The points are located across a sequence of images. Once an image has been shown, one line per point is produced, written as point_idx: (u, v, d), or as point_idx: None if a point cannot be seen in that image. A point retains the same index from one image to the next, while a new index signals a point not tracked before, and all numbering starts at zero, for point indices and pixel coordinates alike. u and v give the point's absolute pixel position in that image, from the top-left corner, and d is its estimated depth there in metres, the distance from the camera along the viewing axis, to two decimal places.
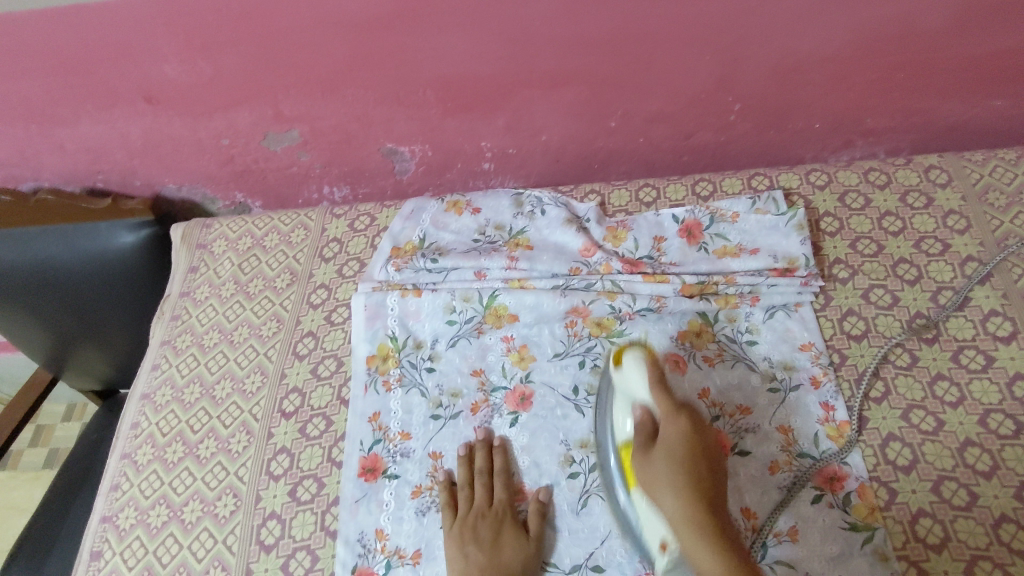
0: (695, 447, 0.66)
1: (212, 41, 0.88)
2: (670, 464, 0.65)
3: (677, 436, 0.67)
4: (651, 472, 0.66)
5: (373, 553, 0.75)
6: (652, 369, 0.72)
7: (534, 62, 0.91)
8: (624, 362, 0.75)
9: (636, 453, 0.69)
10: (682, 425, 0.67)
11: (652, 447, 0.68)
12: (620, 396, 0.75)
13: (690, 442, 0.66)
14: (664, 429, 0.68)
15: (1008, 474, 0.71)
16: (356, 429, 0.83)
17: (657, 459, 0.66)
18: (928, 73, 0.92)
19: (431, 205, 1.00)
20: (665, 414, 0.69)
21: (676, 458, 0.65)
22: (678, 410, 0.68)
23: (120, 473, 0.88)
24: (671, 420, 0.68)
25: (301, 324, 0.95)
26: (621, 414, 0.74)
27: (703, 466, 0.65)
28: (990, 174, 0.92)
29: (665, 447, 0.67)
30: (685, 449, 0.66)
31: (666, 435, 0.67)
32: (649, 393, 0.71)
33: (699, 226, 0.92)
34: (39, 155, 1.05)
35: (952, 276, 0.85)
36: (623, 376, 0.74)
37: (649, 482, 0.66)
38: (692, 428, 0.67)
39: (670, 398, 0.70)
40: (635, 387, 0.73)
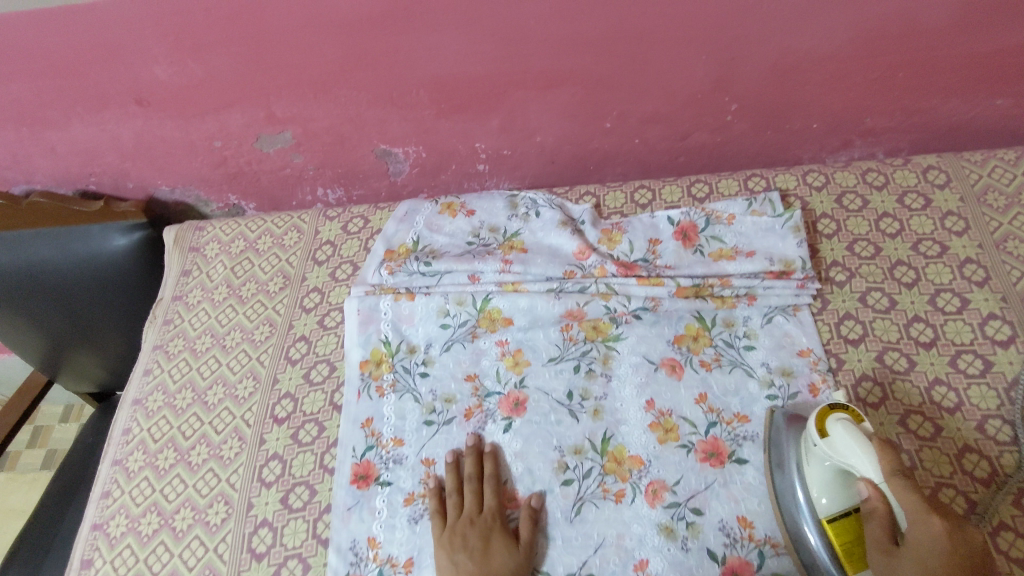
0: (960, 562, 0.55)
1: (202, 42, 0.87)
2: (922, 573, 0.56)
3: (933, 546, 0.56)
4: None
5: (365, 562, 0.75)
6: (880, 450, 0.61)
7: (528, 62, 0.90)
8: (834, 433, 0.65)
9: (874, 545, 0.61)
10: (936, 531, 0.56)
11: (897, 547, 0.59)
12: (821, 465, 0.66)
13: (954, 553, 0.55)
14: (911, 530, 0.57)
15: (1006, 481, 0.70)
16: (349, 436, 0.83)
17: (903, 565, 0.57)
18: (927, 72, 0.91)
19: (424, 208, 1.00)
20: (911, 512, 0.58)
21: (933, 574, 0.55)
22: (929, 511, 0.57)
23: (111, 480, 0.87)
24: (921, 522, 0.57)
25: (293, 328, 0.95)
26: (822, 488, 0.66)
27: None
28: (989, 175, 0.91)
29: (918, 554, 0.56)
30: (948, 569, 0.55)
31: (919, 538, 0.57)
32: (881, 476, 0.60)
33: (695, 228, 0.90)
34: (31, 158, 1.05)
35: (952, 278, 0.84)
36: (836, 450, 0.64)
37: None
38: (953, 537, 0.56)
39: (915, 494, 0.58)
40: (853, 461, 0.62)
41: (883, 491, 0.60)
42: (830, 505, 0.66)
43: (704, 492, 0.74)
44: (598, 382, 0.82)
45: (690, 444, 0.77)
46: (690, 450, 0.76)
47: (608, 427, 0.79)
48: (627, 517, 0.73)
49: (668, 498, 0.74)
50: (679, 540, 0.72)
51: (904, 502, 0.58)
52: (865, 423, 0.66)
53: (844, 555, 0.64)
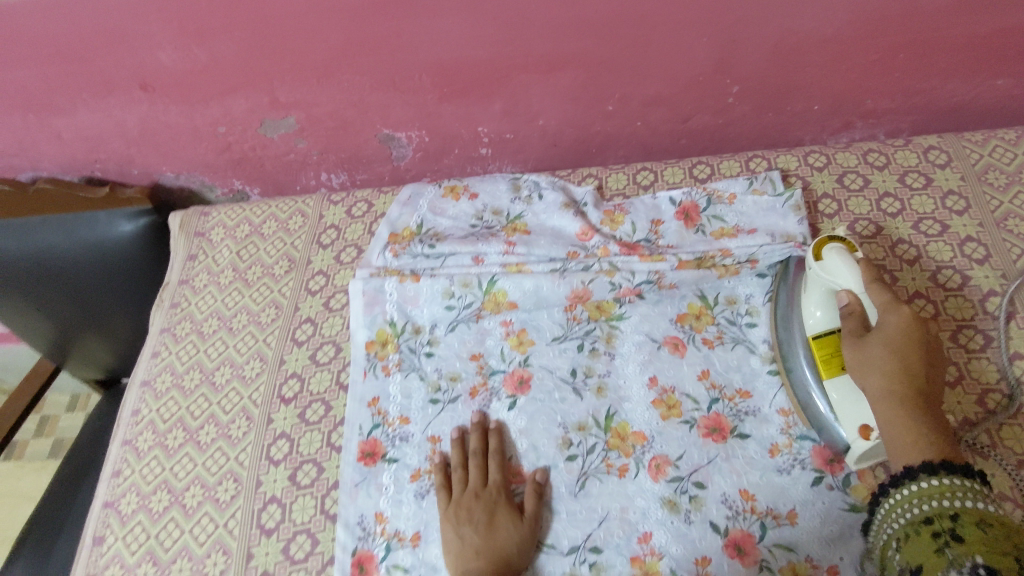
0: (917, 340, 0.64)
1: (206, 27, 0.88)
2: (886, 347, 0.64)
3: (900, 327, 0.64)
4: (864, 352, 0.65)
5: (373, 536, 0.76)
6: (866, 265, 0.69)
7: (530, 46, 0.91)
8: (827, 255, 0.71)
9: (846, 335, 0.68)
10: (904, 316, 0.64)
11: (866, 333, 0.66)
12: (814, 286, 0.73)
13: (912, 330, 0.64)
14: (882, 316, 0.65)
15: (1005, 453, 0.71)
16: (355, 414, 0.84)
17: (870, 343, 0.65)
18: (927, 53, 0.92)
19: (427, 191, 1.00)
20: (882, 303, 0.66)
21: (896, 347, 0.64)
22: (897, 301, 0.66)
23: (121, 460, 0.88)
24: (891, 309, 0.65)
25: (299, 311, 0.96)
26: (811, 304, 0.74)
27: (920, 353, 0.64)
28: (990, 155, 0.92)
29: (883, 331, 0.65)
30: (907, 341, 0.64)
31: (887, 321, 0.65)
32: (863, 287, 0.68)
33: (697, 208, 0.92)
34: (37, 145, 1.05)
35: (953, 256, 0.85)
36: (827, 267, 0.71)
37: (861, 364, 0.65)
38: (913, 321, 0.64)
39: (888, 290, 0.67)
40: (840, 275, 0.70)
41: (861, 296, 0.68)
42: (819, 322, 0.73)
43: (707, 466, 0.75)
44: (602, 360, 0.84)
45: (692, 420, 0.78)
46: (693, 425, 0.77)
47: (611, 403, 0.80)
48: (631, 491, 0.74)
49: (671, 472, 0.75)
50: (683, 513, 0.73)
51: (876, 296, 0.67)
52: (858, 250, 0.73)
53: (822, 364, 0.72)
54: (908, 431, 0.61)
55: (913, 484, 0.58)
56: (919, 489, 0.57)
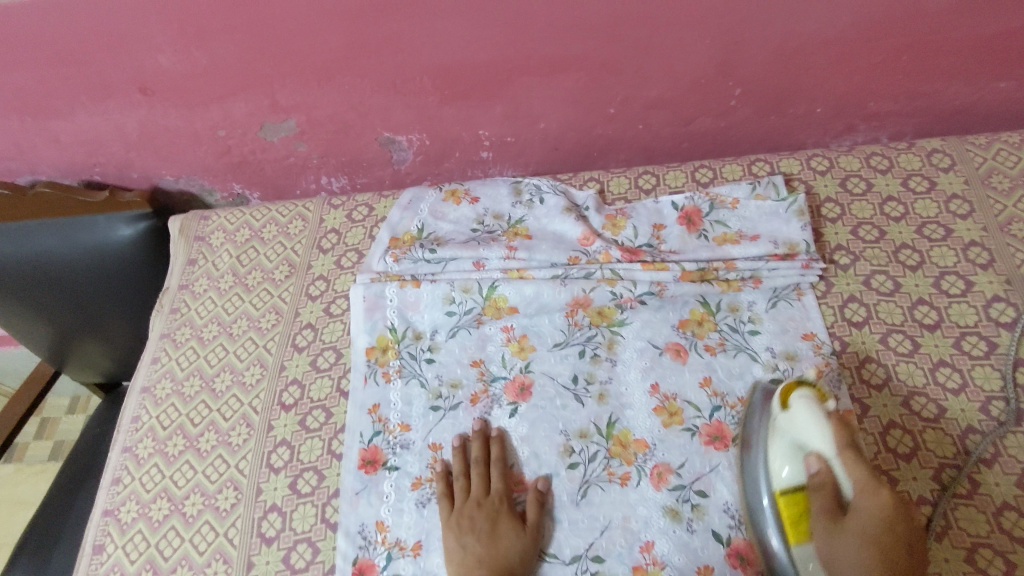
0: (897, 531, 0.58)
1: (205, 30, 0.87)
2: (863, 535, 0.58)
3: (877, 514, 0.59)
4: (836, 548, 0.60)
5: (373, 545, 0.75)
6: (837, 424, 0.64)
7: (531, 48, 0.90)
8: (795, 405, 0.67)
9: (816, 512, 0.62)
10: (884, 501, 0.59)
11: (839, 516, 0.61)
12: (780, 440, 0.68)
13: (891, 525, 0.58)
14: (858, 499, 0.60)
15: (1009, 461, 0.71)
16: (356, 421, 0.83)
17: (845, 537, 0.59)
18: (931, 56, 0.91)
19: (428, 195, 1.00)
20: (859, 483, 0.60)
21: (874, 531, 0.58)
22: (876, 482, 0.60)
23: (121, 467, 0.88)
24: (869, 493, 0.60)
25: (299, 316, 0.95)
26: (777, 459, 0.67)
27: (902, 553, 0.58)
28: (994, 158, 0.91)
29: (860, 524, 0.59)
30: (886, 533, 0.58)
31: (864, 505, 0.59)
32: (835, 451, 0.63)
33: (699, 214, 0.90)
34: (35, 148, 1.05)
35: (956, 261, 0.84)
36: (795, 420, 0.67)
37: (832, 555, 0.60)
38: (894, 510, 0.59)
39: (864, 466, 0.61)
40: (811, 437, 0.65)
41: (832, 464, 0.63)
42: (786, 477, 0.66)
43: (709, 475, 0.74)
44: (603, 367, 0.83)
45: (695, 428, 0.77)
46: (695, 433, 0.77)
47: (613, 411, 0.80)
48: (633, 500, 0.74)
49: (673, 481, 0.74)
50: (685, 522, 0.72)
51: (852, 473, 0.61)
52: (830, 401, 0.68)
53: (790, 526, 0.65)
54: None
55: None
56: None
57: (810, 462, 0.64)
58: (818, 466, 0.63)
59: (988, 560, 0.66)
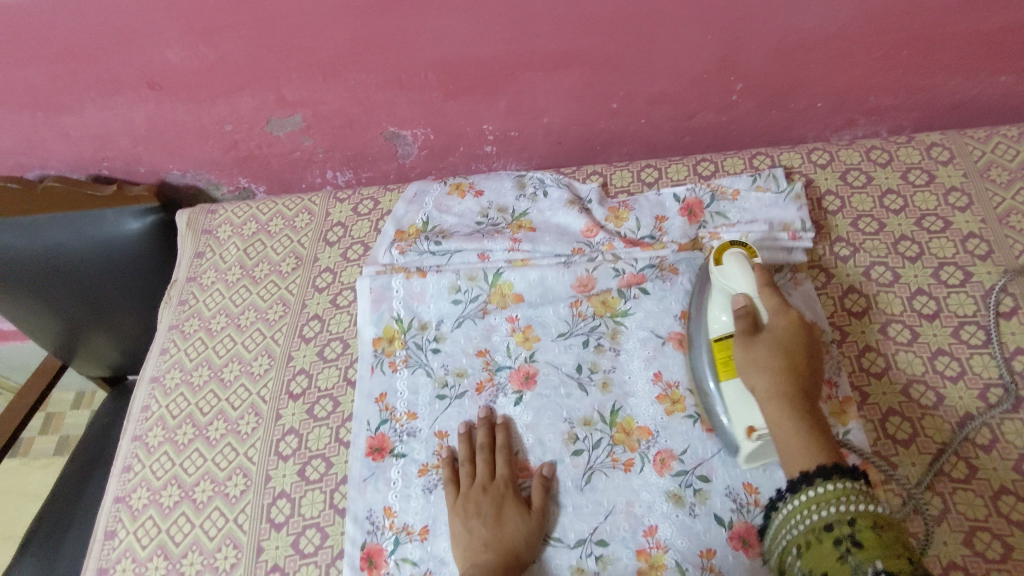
0: (799, 344, 0.71)
1: (213, 25, 0.88)
2: (773, 347, 0.70)
3: (786, 331, 0.71)
4: (755, 358, 0.70)
5: (381, 530, 0.77)
6: (759, 270, 0.75)
7: (535, 43, 0.91)
8: (726, 262, 0.76)
9: (737, 338, 0.72)
10: (790, 322, 0.71)
11: (755, 334, 0.72)
12: (716, 292, 0.77)
13: (793, 336, 0.71)
14: (771, 320, 0.72)
15: (1007, 447, 0.72)
16: (363, 410, 0.84)
17: (759, 348, 0.71)
18: (930, 50, 0.92)
19: (433, 189, 1.01)
20: (772, 308, 0.72)
21: (783, 347, 0.70)
22: (785, 307, 0.72)
23: (132, 455, 0.89)
24: (779, 313, 0.72)
25: (306, 307, 0.96)
26: (716, 308, 0.77)
27: (802, 353, 0.71)
28: (992, 151, 0.92)
29: (773, 338, 0.71)
30: (790, 341, 0.71)
31: (774, 324, 0.72)
32: (757, 290, 0.74)
33: (700, 205, 0.92)
34: (45, 143, 1.06)
35: (955, 252, 0.86)
36: (726, 274, 0.76)
37: (750, 364, 0.71)
38: (798, 325, 0.72)
39: (778, 296, 0.73)
40: (737, 283, 0.74)
41: (754, 300, 0.73)
42: (720, 324, 0.76)
43: (710, 461, 0.76)
44: (607, 356, 0.84)
45: (696, 415, 0.79)
46: (696, 420, 0.78)
47: (617, 399, 0.81)
48: (637, 485, 0.75)
49: (676, 467, 0.76)
50: (687, 506, 0.73)
51: (768, 303, 0.73)
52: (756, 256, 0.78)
53: (720, 365, 0.75)
54: (795, 433, 0.67)
55: (811, 490, 0.64)
56: (817, 496, 0.63)
57: (736, 302, 0.74)
58: (745, 304, 0.73)
59: (986, 543, 0.67)
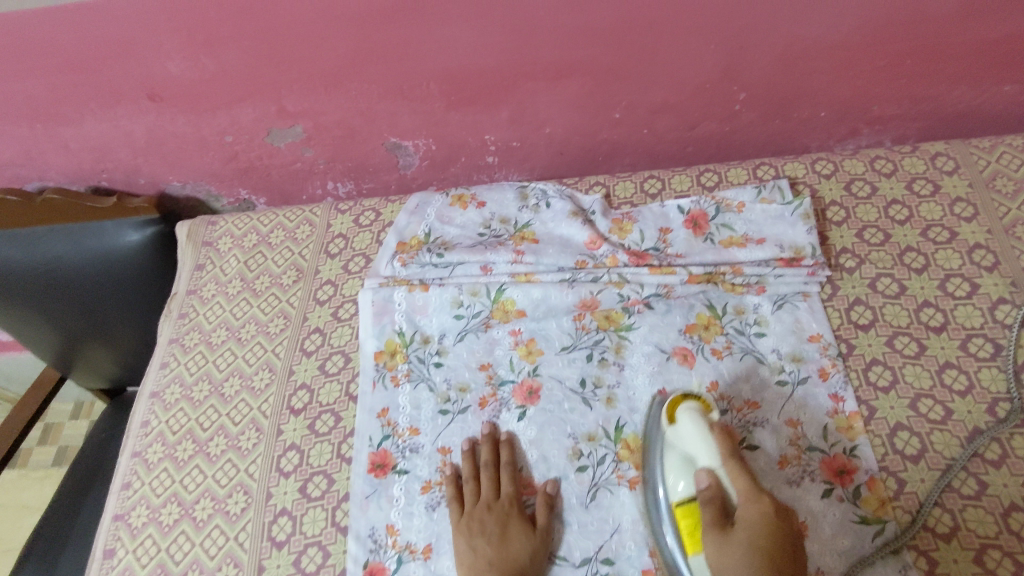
0: (778, 533, 0.61)
1: (213, 37, 0.88)
2: (749, 544, 0.60)
3: (759, 518, 0.61)
4: (727, 556, 0.60)
5: (384, 548, 0.76)
6: (719, 435, 0.68)
7: (537, 54, 0.91)
8: (681, 420, 0.71)
9: (705, 526, 0.63)
10: (765, 507, 0.62)
11: (727, 527, 0.62)
12: (675, 459, 0.70)
13: (771, 529, 0.61)
14: (741, 509, 0.62)
15: (1016, 463, 0.71)
16: (365, 425, 0.84)
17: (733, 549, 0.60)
18: (935, 60, 0.92)
19: (435, 200, 1.00)
20: (744, 491, 0.63)
21: (760, 543, 0.60)
22: (756, 489, 0.63)
23: (131, 471, 0.88)
24: (751, 500, 0.63)
25: (307, 321, 0.96)
26: (674, 474, 0.70)
27: (785, 548, 0.60)
28: (997, 161, 0.91)
29: (747, 529, 0.61)
30: (767, 533, 0.60)
31: (747, 515, 0.62)
32: (720, 462, 0.66)
33: (705, 217, 0.91)
34: (44, 155, 1.05)
35: (961, 264, 0.85)
36: (682, 436, 0.70)
37: (721, 564, 0.60)
38: (773, 512, 0.62)
39: (745, 473, 0.65)
40: (699, 451, 0.68)
41: (719, 475, 0.66)
42: (680, 492, 0.69)
43: None
44: (611, 370, 0.83)
45: None
46: None
47: (621, 414, 0.80)
48: (642, 502, 0.74)
49: None
50: None
51: (736, 480, 0.64)
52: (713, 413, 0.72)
53: (687, 537, 0.67)
54: None
55: None
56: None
57: (698, 479, 0.66)
58: (706, 484, 0.65)
59: (997, 561, 0.66)
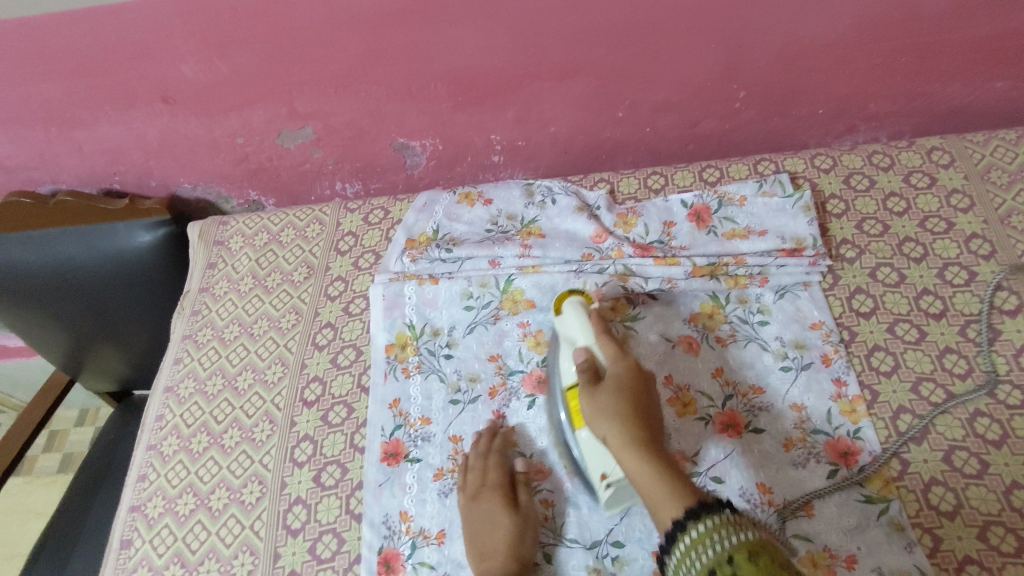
0: (640, 384, 0.70)
1: (227, 40, 0.90)
2: (616, 394, 0.68)
3: (625, 376, 0.70)
4: (598, 402, 0.68)
5: (398, 534, 0.77)
6: (595, 320, 0.76)
7: (543, 55, 0.93)
8: (566, 311, 0.79)
9: (581, 388, 0.71)
10: (629, 366, 0.71)
11: (598, 385, 0.70)
12: (565, 342, 0.78)
13: (633, 380, 0.70)
14: (610, 370, 0.71)
15: (1017, 442, 0.73)
16: (377, 416, 0.85)
17: (602, 399, 0.68)
18: (928, 57, 0.95)
19: (443, 197, 1.03)
20: (613, 356, 0.72)
21: (624, 391, 0.68)
22: (623, 353, 0.72)
23: (147, 464, 0.90)
24: (618, 361, 0.71)
25: (319, 316, 0.97)
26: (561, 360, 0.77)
27: (645, 399, 0.69)
28: (992, 154, 0.94)
29: (614, 382, 0.69)
30: (632, 386, 0.69)
31: (615, 371, 0.71)
32: (595, 341, 0.75)
33: (708, 210, 0.94)
34: (58, 157, 1.08)
35: (959, 253, 0.87)
36: (567, 325, 0.78)
37: (594, 409, 0.68)
38: (636, 368, 0.71)
39: (615, 344, 0.73)
40: (578, 334, 0.76)
41: (593, 351, 0.74)
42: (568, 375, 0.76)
43: (723, 461, 0.76)
44: None
45: (708, 416, 0.79)
46: (708, 421, 0.79)
47: None
48: None
49: (689, 468, 0.76)
50: None
51: (606, 351, 0.73)
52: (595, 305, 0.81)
53: (573, 415, 0.74)
54: (648, 468, 0.61)
55: (688, 534, 0.54)
56: (695, 537, 0.53)
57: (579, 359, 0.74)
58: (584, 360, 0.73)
59: (1000, 537, 0.68)
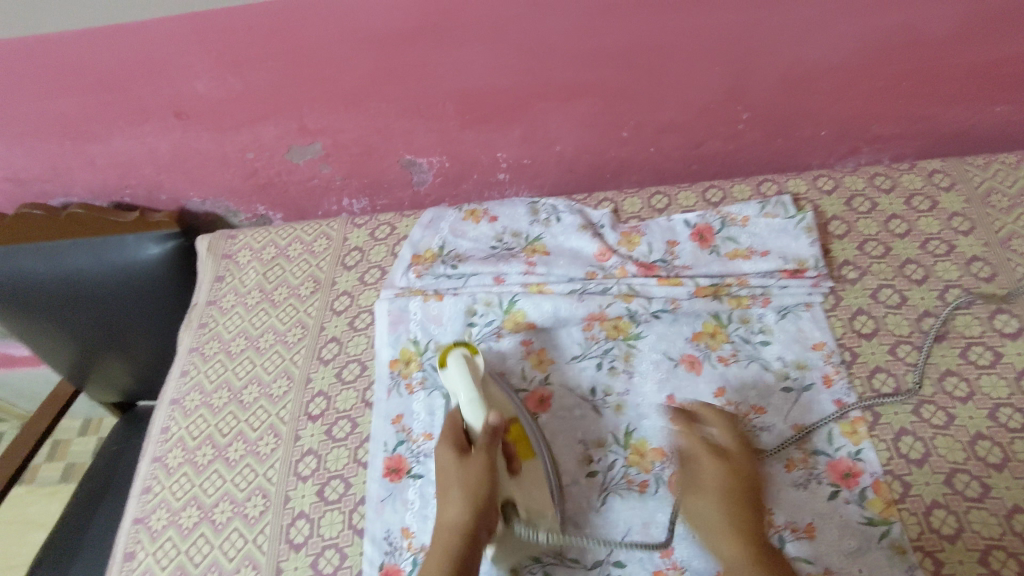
0: (738, 488, 0.71)
1: (241, 58, 0.92)
2: (720, 499, 0.70)
3: (722, 482, 0.71)
4: (702, 507, 0.71)
5: (399, 551, 0.77)
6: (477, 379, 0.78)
7: (550, 75, 0.95)
8: (450, 363, 0.80)
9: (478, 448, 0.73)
10: (721, 469, 0.72)
11: (695, 480, 0.73)
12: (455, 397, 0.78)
13: (738, 481, 0.72)
14: (708, 473, 0.73)
15: (1018, 467, 0.73)
16: (380, 431, 0.86)
17: (703, 502, 0.71)
18: (930, 82, 0.96)
19: (449, 214, 1.04)
20: (710, 455, 0.73)
21: (730, 500, 0.70)
22: (718, 456, 0.73)
23: (152, 476, 0.90)
24: (709, 466, 0.73)
25: (325, 330, 0.98)
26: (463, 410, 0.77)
27: (750, 501, 0.70)
28: (992, 178, 0.95)
29: (713, 477, 0.72)
30: (731, 488, 0.71)
31: (711, 476, 0.72)
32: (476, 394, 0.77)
33: (711, 230, 0.95)
34: (71, 170, 1.09)
35: (960, 275, 0.88)
36: (451, 379, 0.79)
37: (696, 510, 0.72)
38: (737, 470, 0.73)
39: (701, 440, 0.76)
40: (462, 389, 0.77)
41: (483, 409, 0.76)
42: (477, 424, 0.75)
43: None
44: (621, 378, 0.86)
45: (709, 435, 0.80)
46: None
47: (630, 421, 0.82)
48: (652, 507, 0.76)
49: None
50: None
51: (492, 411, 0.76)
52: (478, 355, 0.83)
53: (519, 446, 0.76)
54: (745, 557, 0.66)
55: None
56: None
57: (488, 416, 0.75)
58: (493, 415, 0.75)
59: (1001, 561, 0.68)
